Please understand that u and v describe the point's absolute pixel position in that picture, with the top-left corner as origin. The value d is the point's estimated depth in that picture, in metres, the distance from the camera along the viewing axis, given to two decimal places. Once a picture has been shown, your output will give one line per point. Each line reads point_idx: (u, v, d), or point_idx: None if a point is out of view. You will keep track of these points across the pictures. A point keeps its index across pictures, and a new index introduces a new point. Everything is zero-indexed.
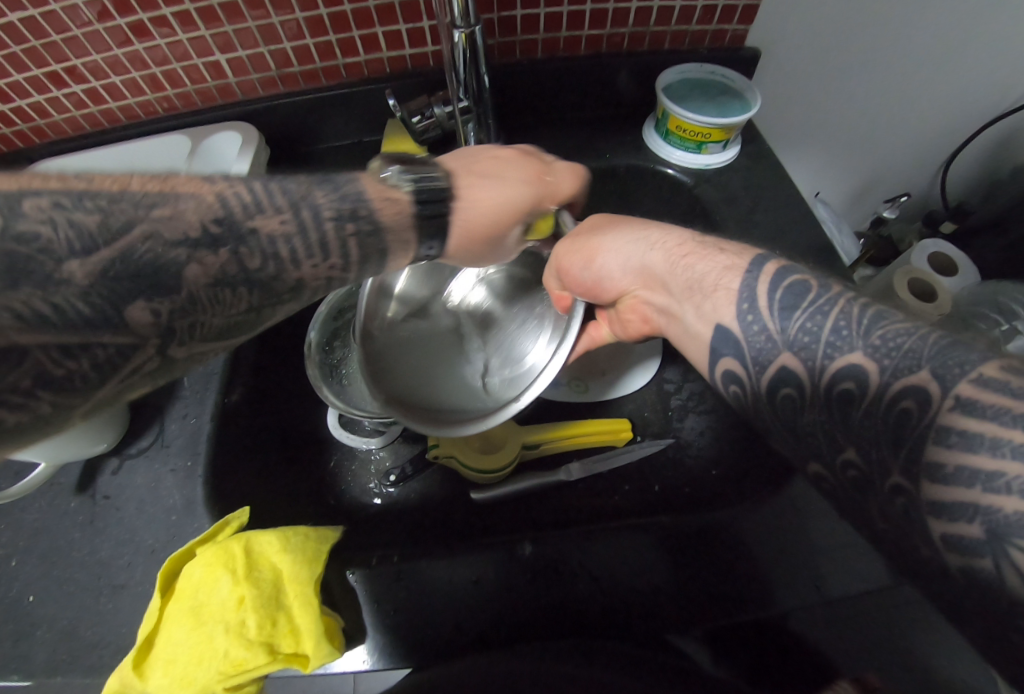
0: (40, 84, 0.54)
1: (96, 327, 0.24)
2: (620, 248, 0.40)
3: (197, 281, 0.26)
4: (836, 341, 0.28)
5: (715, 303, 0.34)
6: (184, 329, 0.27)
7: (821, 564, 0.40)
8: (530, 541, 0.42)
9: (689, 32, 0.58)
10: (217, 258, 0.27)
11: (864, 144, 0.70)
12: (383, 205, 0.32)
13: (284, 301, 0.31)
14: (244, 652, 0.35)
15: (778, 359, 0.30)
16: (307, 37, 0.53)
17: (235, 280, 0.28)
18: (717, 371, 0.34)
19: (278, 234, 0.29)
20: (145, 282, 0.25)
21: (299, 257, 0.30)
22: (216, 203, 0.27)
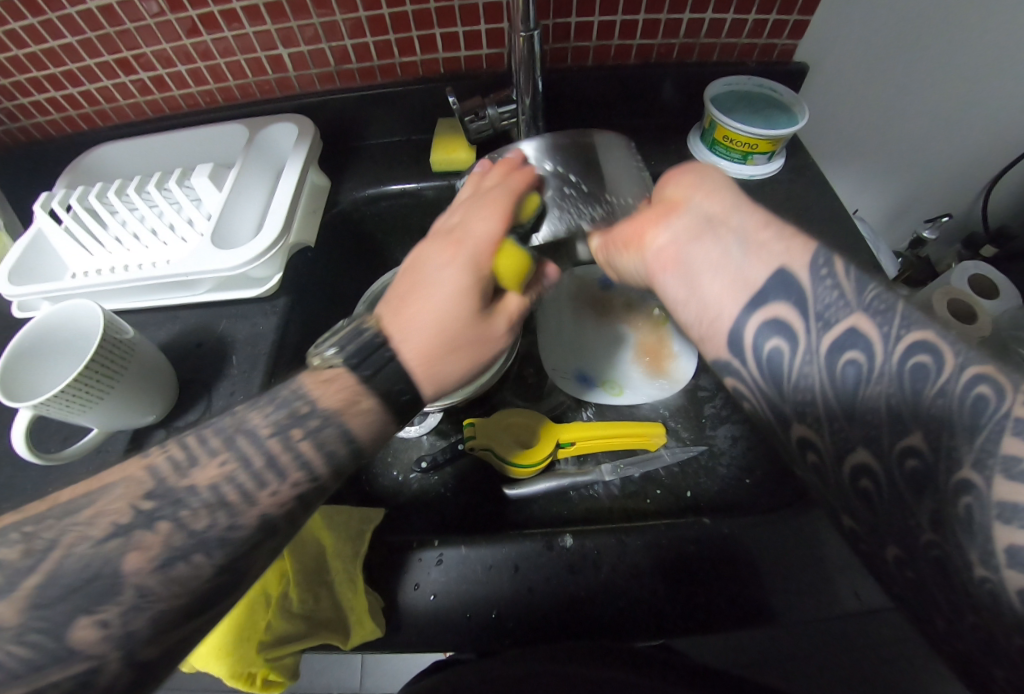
0: (110, 69, 0.56)
1: (43, 665, 0.26)
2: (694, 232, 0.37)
3: (140, 571, 0.27)
4: (913, 315, 0.28)
5: (787, 246, 0.33)
6: (142, 629, 0.27)
7: (858, 575, 0.40)
8: (570, 534, 0.42)
9: (738, 45, 0.58)
10: (154, 535, 0.28)
11: (906, 163, 0.70)
12: (329, 392, 0.33)
13: (260, 542, 0.30)
14: (285, 623, 0.37)
15: (849, 319, 0.29)
16: (367, 35, 0.55)
17: (185, 550, 0.28)
18: (758, 319, 0.32)
19: (212, 488, 0.29)
20: (79, 595, 0.26)
21: (249, 492, 0.30)
22: (143, 477, 0.30)
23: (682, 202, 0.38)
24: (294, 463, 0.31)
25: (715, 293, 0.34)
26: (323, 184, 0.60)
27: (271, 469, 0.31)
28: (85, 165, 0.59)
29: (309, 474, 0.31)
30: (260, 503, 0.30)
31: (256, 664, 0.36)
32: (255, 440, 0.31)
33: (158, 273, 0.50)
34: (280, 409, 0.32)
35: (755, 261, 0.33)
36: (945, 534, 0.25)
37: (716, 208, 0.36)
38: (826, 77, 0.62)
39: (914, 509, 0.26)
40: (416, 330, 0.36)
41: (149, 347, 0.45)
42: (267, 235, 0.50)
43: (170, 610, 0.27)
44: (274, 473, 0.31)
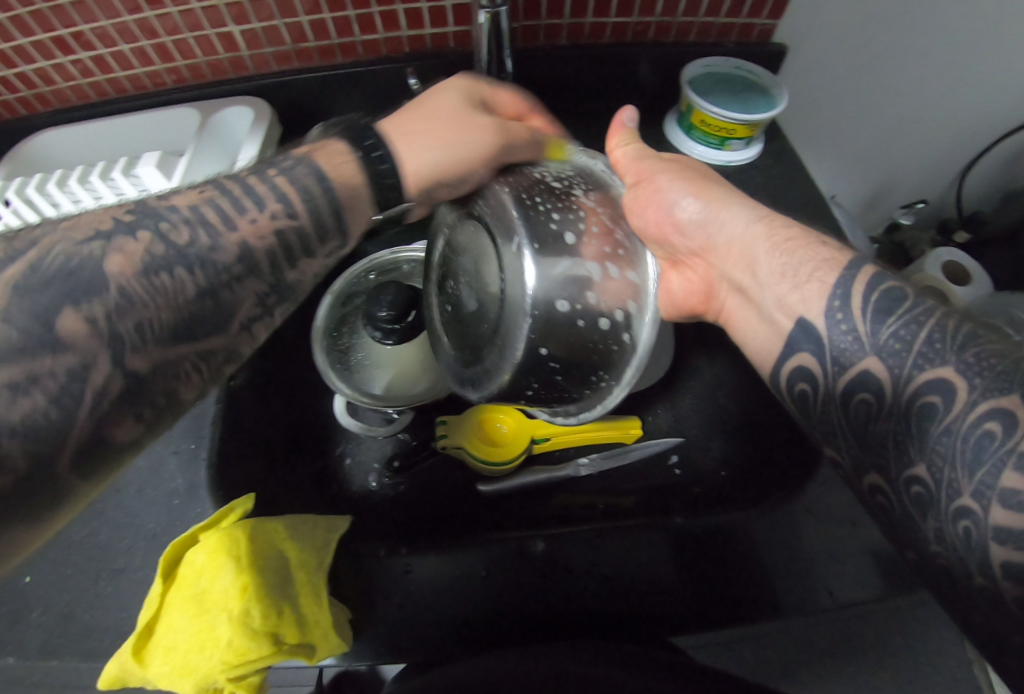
0: (45, 49, 0.52)
1: (32, 351, 0.24)
2: (718, 207, 0.37)
3: (120, 274, 0.27)
4: (929, 352, 0.25)
5: (803, 293, 0.30)
6: (129, 332, 0.26)
7: (829, 572, 0.40)
8: (542, 538, 0.42)
9: (716, 24, 0.56)
10: (152, 252, 0.28)
11: (886, 146, 0.69)
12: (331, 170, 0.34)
13: (245, 274, 0.30)
14: (248, 642, 0.34)
15: (861, 362, 0.27)
16: (325, 11, 0.51)
17: (167, 261, 0.28)
18: (788, 363, 0.31)
19: (204, 201, 0.30)
20: (62, 286, 0.25)
21: (234, 216, 0.30)
22: (122, 217, 0.29)
23: (708, 249, 0.38)
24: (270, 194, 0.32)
25: (752, 354, 0.35)
26: None
27: (247, 198, 0.31)
28: (21, 157, 0.55)
29: (289, 208, 0.32)
30: (242, 233, 0.30)
31: (222, 681, 0.34)
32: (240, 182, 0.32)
33: None
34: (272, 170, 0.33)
35: (777, 322, 0.32)
36: (949, 547, 0.24)
37: (735, 241, 0.35)
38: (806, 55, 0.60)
39: (922, 526, 0.25)
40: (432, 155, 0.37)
41: None
42: None
43: (158, 320, 0.27)
44: (251, 200, 0.31)
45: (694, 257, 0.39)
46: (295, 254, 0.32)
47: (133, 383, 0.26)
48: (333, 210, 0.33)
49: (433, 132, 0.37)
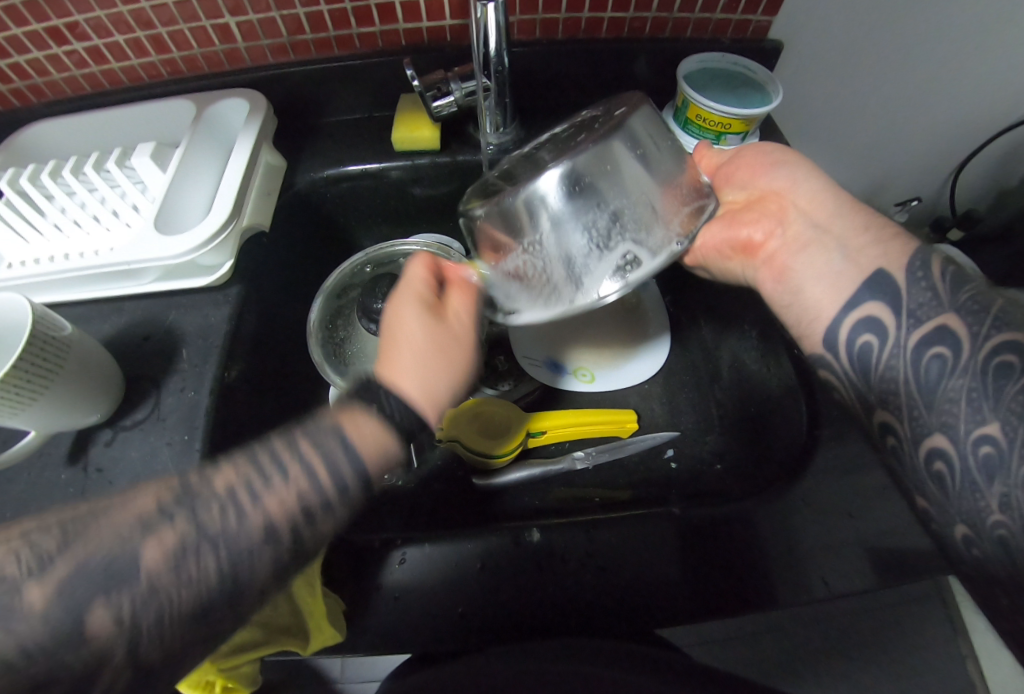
0: (39, 40, 0.51)
1: (62, 647, 0.28)
2: (809, 172, 0.43)
3: (155, 568, 0.31)
4: (1003, 317, 0.30)
5: (885, 249, 0.37)
6: (150, 622, 0.30)
7: (827, 562, 0.40)
8: (537, 528, 0.41)
9: (712, 20, 0.56)
10: (172, 530, 0.31)
11: (882, 142, 0.69)
12: (362, 440, 0.36)
13: (261, 551, 0.33)
14: (244, 632, 0.36)
15: (938, 317, 0.32)
16: (321, 3, 0.51)
17: (194, 546, 0.32)
18: (854, 317, 0.36)
19: (254, 502, 0.34)
20: (102, 581, 0.30)
21: (260, 491, 0.34)
22: (164, 500, 0.33)
23: (786, 194, 0.43)
24: (301, 467, 0.35)
25: (819, 296, 0.38)
26: (279, 165, 0.56)
27: (276, 471, 0.35)
28: (14, 148, 0.55)
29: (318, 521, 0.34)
30: (266, 508, 0.34)
31: (215, 669, 0.36)
32: (263, 457, 0.35)
33: (99, 262, 0.47)
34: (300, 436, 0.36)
35: (855, 265, 0.37)
36: (1013, 514, 0.27)
37: (811, 196, 0.42)
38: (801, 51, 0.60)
39: (985, 494, 0.28)
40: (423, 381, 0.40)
41: (89, 344, 0.43)
42: (216, 218, 0.47)
43: (178, 609, 0.30)
44: (278, 473, 0.35)
45: (761, 203, 0.44)
46: (313, 516, 0.34)
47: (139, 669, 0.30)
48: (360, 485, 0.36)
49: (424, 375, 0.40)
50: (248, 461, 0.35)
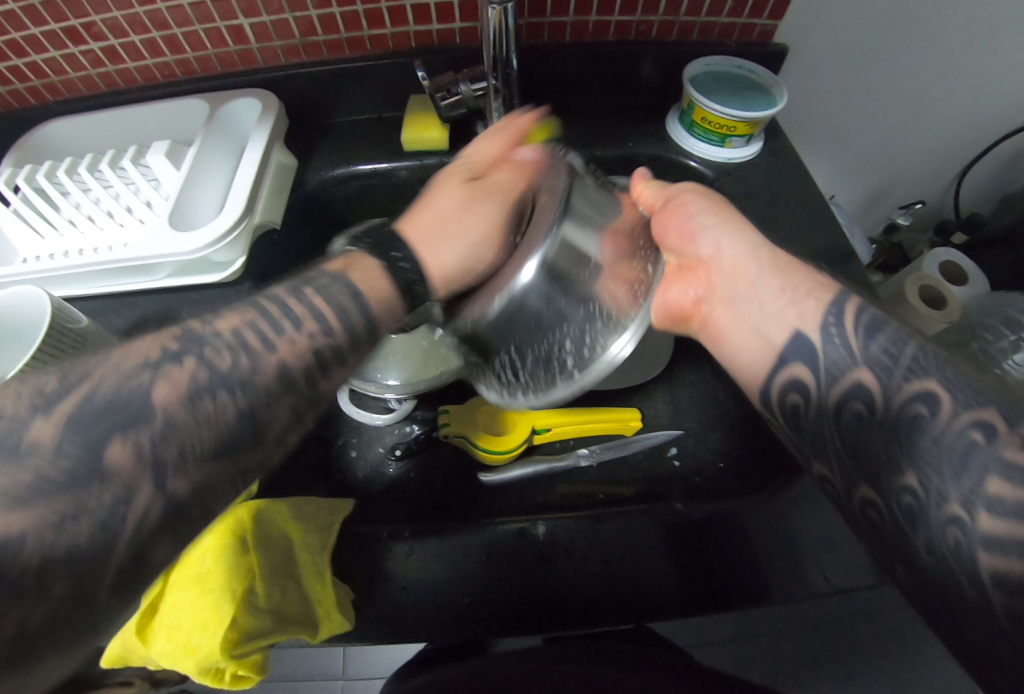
0: (56, 39, 0.52)
1: (70, 486, 0.23)
2: (738, 231, 0.38)
3: (168, 401, 0.26)
4: (914, 366, 0.28)
5: (801, 308, 0.33)
6: (174, 457, 0.26)
7: (829, 560, 0.40)
8: (543, 522, 0.42)
9: (718, 24, 0.57)
10: (182, 368, 0.28)
11: (885, 145, 0.70)
12: (359, 274, 0.36)
13: (279, 394, 0.30)
14: (251, 618, 0.36)
15: (853, 372, 0.30)
16: (334, 6, 0.52)
17: (211, 387, 0.28)
18: (782, 375, 0.33)
19: (245, 323, 0.30)
20: (109, 420, 0.25)
21: (271, 339, 0.30)
22: (169, 335, 0.29)
23: (713, 262, 0.38)
24: (309, 313, 0.32)
25: (750, 356, 0.36)
26: (290, 164, 0.57)
27: (287, 319, 0.31)
28: (30, 145, 0.56)
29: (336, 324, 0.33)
30: (281, 354, 0.30)
31: (223, 662, 0.35)
32: (275, 304, 0.32)
33: (112, 257, 0.48)
34: (308, 289, 0.33)
35: (778, 326, 0.34)
36: (940, 559, 0.25)
37: (733, 262, 0.37)
38: (805, 56, 0.61)
39: (912, 538, 0.26)
40: (452, 256, 0.42)
41: (103, 331, 0.44)
42: (229, 216, 0.48)
43: (201, 442, 0.27)
44: (290, 321, 0.31)
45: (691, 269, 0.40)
46: (328, 364, 0.32)
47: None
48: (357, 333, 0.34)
49: (453, 235, 0.43)
50: (244, 312, 0.31)
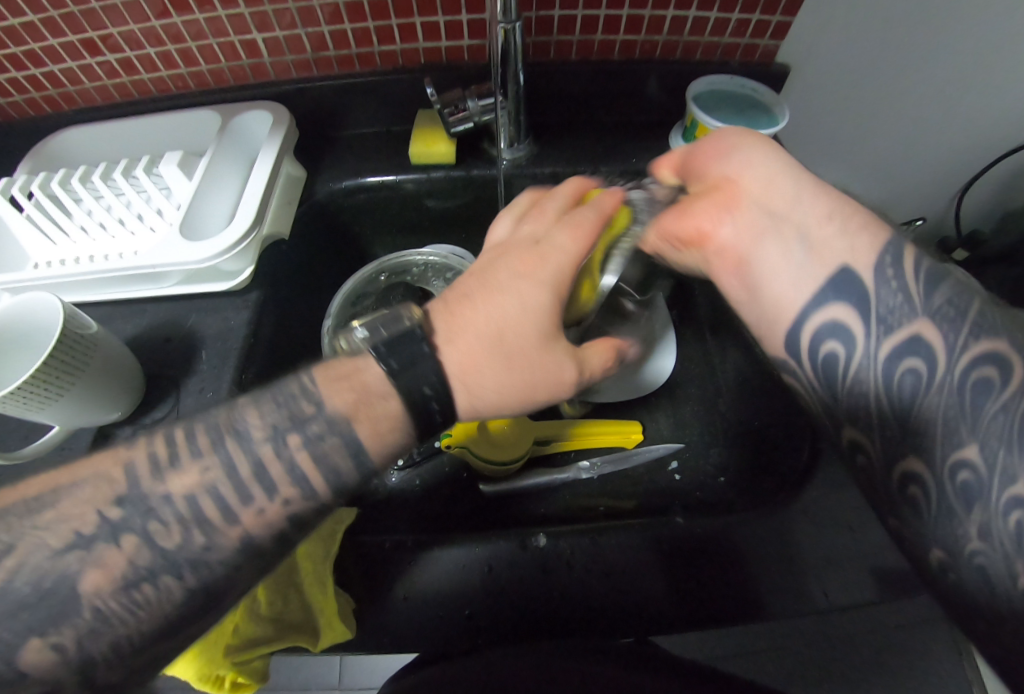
0: (74, 50, 0.54)
1: (7, 680, 0.25)
2: (766, 156, 0.38)
3: (100, 590, 0.27)
4: (980, 325, 0.30)
5: (852, 243, 0.35)
6: (104, 649, 0.26)
7: (828, 576, 0.40)
8: (544, 533, 0.42)
9: (721, 43, 0.58)
10: (120, 552, 0.27)
11: (886, 163, 0.71)
12: (340, 389, 0.31)
13: (241, 566, 0.29)
14: (254, 625, 0.37)
15: (912, 326, 0.31)
16: (345, 22, 0.54)
17: (157, 567, 0.28)
18: (817, 317, 0.35)
19: (205, 479, 0.29)
20: (41, 611, 0.26)
21: (232, 513, 0.29)
22: (118, 474, 0.29)
23: (737, 177, 0.38)
24: (282, 475, 0.30)
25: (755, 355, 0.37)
26: (299, 175, 0.58)
27: (257, 483, 0.29)
28: (44, 153, 0.57)
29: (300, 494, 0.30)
30: (244, 523, 0.29)
31: (225, 668, 0.35)
32: (261, 428, 0.30)
33: (123, 264, 0.48)
34: (286, 427, 0.30)
35: (817, 259, 0.35)
36: (991, 544, 0.27)
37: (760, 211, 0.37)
38: (807, 75, 0.62)
39: (964, 520, 0.28)
40: (485, 391, 0.33)
41: (113, 342, 0.44)
42: (239, 227, 0.49)
43: (137, 632, 0.27)
44: (261, 486, 0.29)
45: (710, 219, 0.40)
46: (288, 542, 0.30)
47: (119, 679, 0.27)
48: (358, 473, 0.31)
49: (504, 382, 0.33)
50: (213, 454, 0.29)
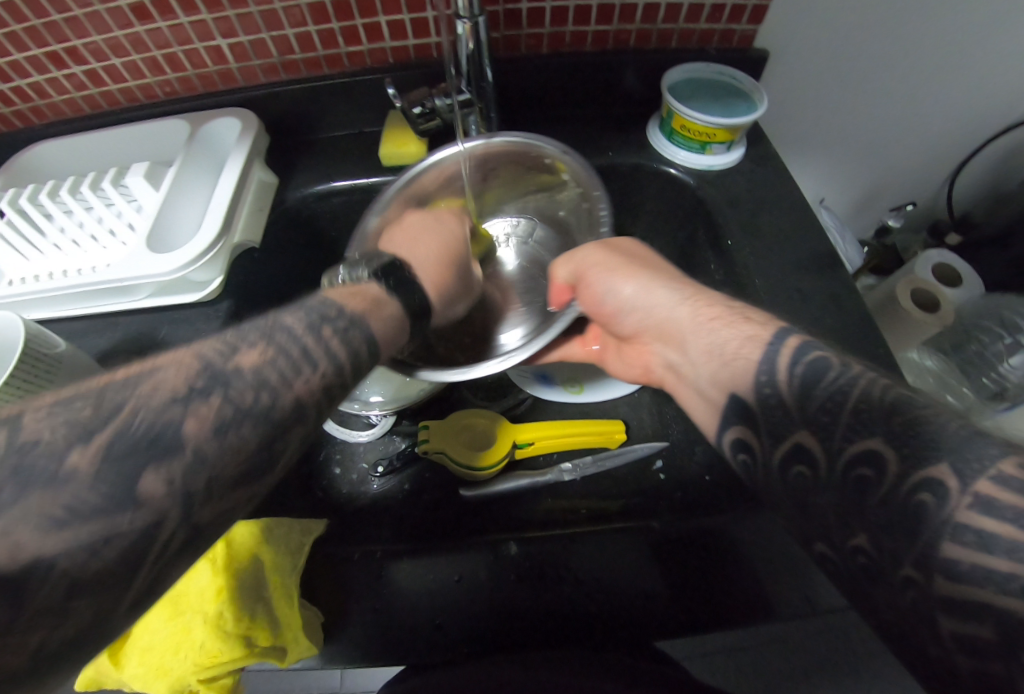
0: (40, 64, 0.53)
1: (112, 508, 0.23)
2: (648, 293, 0.44)
3: (198, 436, 0.26)
4: (857, 424, 0.27)
5: (732, 371, 0.35)
6: (201, 488, 0.26)
7: (812, 575, 0.39)
8: (515, 540, 0.41)
9: (697, 30, 0.56)
10: (144, 417, 0.25)
11: (873, 147, 0.69)
12: (352, 300, 0.37)
13: (258, 434, 0.28)
14: (220, 644, 0.35)
15: (794, 435, 0.29)
16: (310, 24, 0.53)
17: (236, 421, 0.28)
18: (727, 437, 0.34)
19: (268, 358, 0.30)
20: (143, 453, 0.25)
21: (259, 378, 0.29)
22: (195, 363, 0.28)
23: (646, 330, 0.44)
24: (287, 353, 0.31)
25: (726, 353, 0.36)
26: (271, 181, 0.57)
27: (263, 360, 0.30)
28: (16, 168, 0.57)
29: (335, 366, 0.32)
30: (296, 389, 0.30)
31: (195, 683, 0.36)
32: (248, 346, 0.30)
33: (93, 279, 0.48)
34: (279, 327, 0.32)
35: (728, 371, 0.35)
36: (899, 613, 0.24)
37: (665, 322, 0.42)
38: (789, 58, 0.60)
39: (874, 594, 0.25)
40: (417, 250, 0.47)
41: (81, 355, 0.44)
42: (207, 238, 0.48)
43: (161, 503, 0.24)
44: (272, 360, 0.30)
45: (636, 341, 0.47)
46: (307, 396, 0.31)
47: (194, 536, 0.25)
48: (370, 353, 0.35)
49: (411, 239, 0.48)
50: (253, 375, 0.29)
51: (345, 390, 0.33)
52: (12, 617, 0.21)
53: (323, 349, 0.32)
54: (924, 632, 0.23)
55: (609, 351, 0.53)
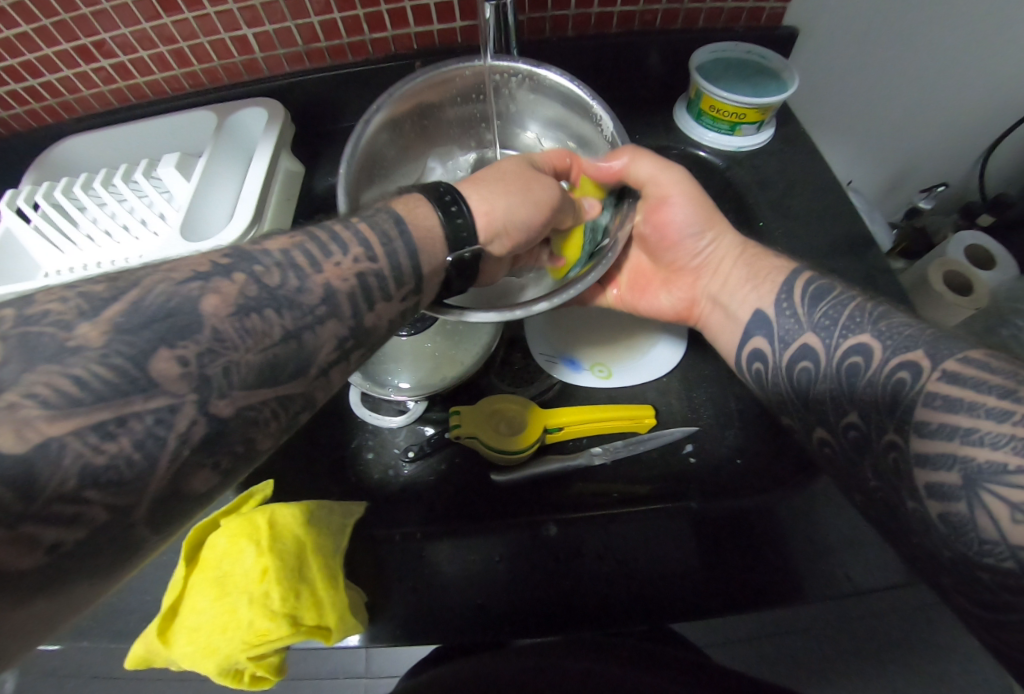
0: (69, 59, 0.54)
1: (126, 393, 0.22)
2: (700, 239, 0.46)
3: (217, 312, 0.25)
4: (851, 325, 0.33)
5: (754, 296, 0.40)
6: (220, 375, 0.25)
7: (852, 556, 0.39)
8: (554, 522, 0.42)
9: (725, 9, 0.55)
10: (232, 283, 0.26)
11: (903, 126, 0.68)
12: (414, 226, 0.33)
13: (327, 318, 0.28)
14: (268, 623, 0.35)
15: (802, 336, 0.36)
16: (335, 11, 0.53)
17: (258, 301, 0.27)
18: (746, 349, 0.40)
19: (296, 242, 0.30)
20: (162, 326, 0.24)
21: (318, 259, 0.29)
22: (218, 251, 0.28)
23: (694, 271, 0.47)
24: (341, 244, 0.30)
25: None
26: (298, 170, 0.57)
27: (335, 244, 0.30)
28: (48, 163, 0.57)
29: (396, 269, 0.32)
30: (325, 274, 0.29)
31: (244, 661, 0.36)
32: (300, 236, 0.30)
33: (128, 269, 0.49)
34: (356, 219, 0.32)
35: None
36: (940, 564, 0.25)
37: (712, 259, 0.46)
38: (819, 37, 0.59)
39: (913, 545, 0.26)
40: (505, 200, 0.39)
41: None
42: (239, 225, 0.48)
43: (189, 409, 0.24)
44: (338, 245, 0.30)
45: (677, 281, 0.49)
46: (373, 297, 0.31)
47: (216, 429, 0.24)
48: (414, 267, 0.32)
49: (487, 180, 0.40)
50: (295, 254, 0.29)
51: (403, 291, 0.32)
52: (24, 508, 0.19)
53: (384, 247, 0.31)
54: (904, 491, 0.27)
55: (637, 301, 0.55)
